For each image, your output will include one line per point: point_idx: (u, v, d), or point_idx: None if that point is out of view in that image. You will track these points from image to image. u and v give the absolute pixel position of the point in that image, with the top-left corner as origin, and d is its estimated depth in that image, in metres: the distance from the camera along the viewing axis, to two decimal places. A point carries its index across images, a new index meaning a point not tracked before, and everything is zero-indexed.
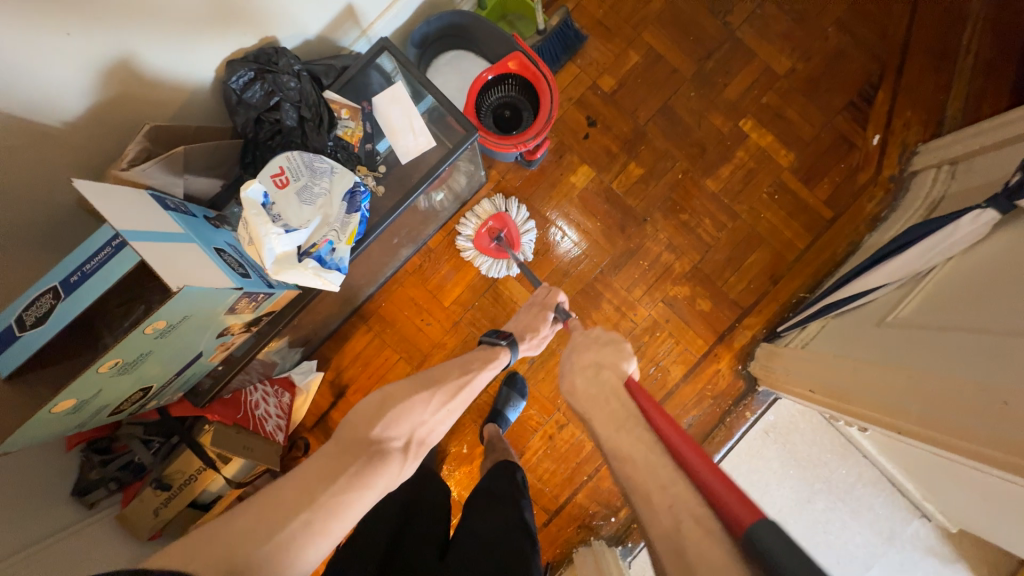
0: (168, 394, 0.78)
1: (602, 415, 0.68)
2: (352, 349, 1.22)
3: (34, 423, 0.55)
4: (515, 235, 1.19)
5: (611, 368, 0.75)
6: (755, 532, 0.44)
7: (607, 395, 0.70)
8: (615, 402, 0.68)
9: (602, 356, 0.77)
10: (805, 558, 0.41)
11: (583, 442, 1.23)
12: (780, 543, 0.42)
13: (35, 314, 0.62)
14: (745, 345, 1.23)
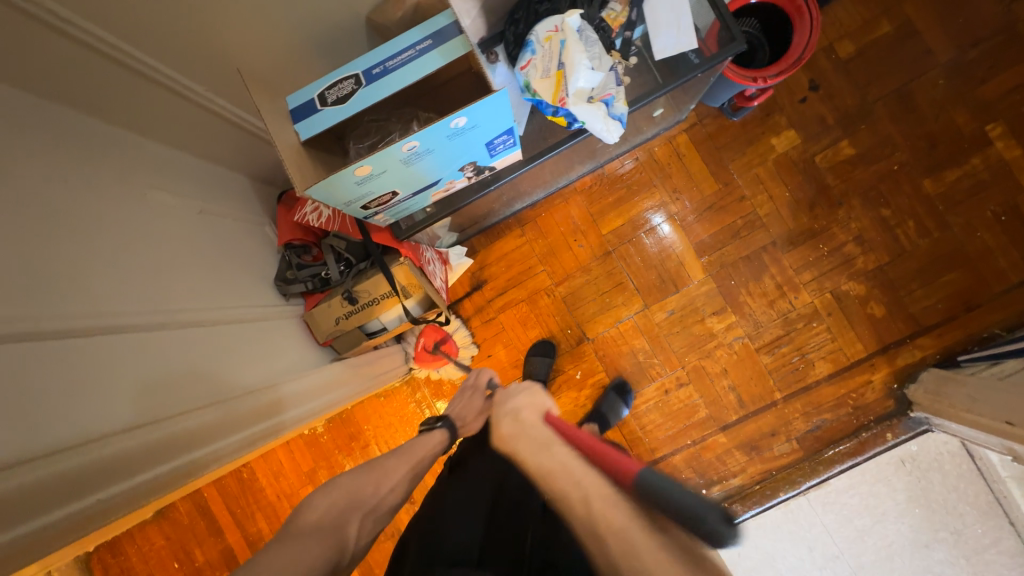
0: (389, 215, 0.82)
1: (512, 433, 0.61)
2: (501, 249, 1.26)
3: (334, 179, 0.60)
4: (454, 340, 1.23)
5: (530, 390, 0.68)
6: (636, 478, 0.47)
7: (512, 416, 0.63)
8: (529, 417, 0.62)
9: (507, 379, 0.76)
10: (679, 482, 0.46)
11: (697, 408, 1.19)
12: (654, 484, 0.46)
13: (336, 94, 0.67)
14: (909, 365, 1.12)
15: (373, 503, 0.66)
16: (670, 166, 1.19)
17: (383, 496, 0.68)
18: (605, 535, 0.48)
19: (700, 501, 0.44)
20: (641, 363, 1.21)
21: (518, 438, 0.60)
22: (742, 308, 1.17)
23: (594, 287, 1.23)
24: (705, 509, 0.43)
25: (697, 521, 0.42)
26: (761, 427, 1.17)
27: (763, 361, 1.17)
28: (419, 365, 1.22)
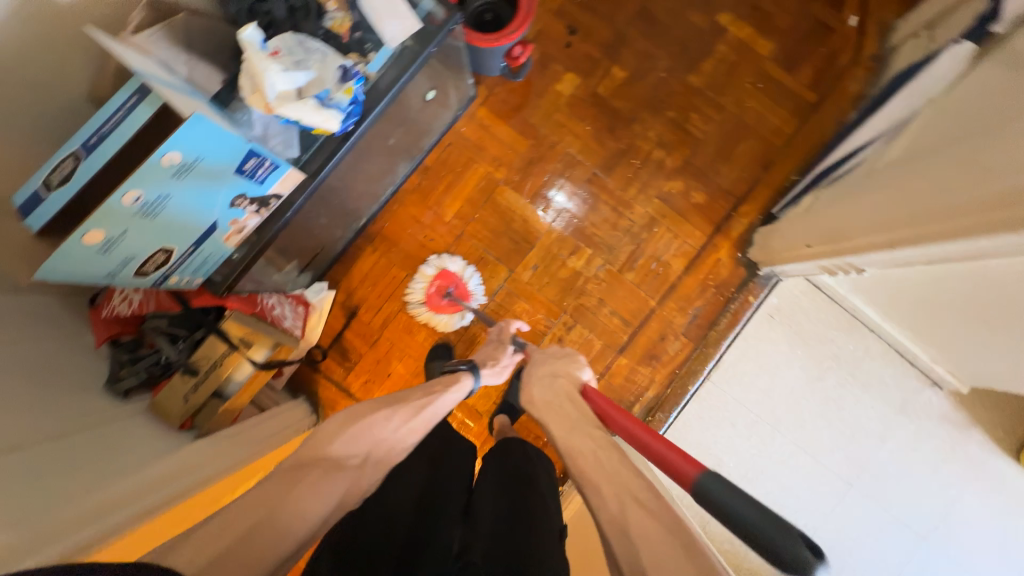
0: (186, 274, 0.79)
1: (557, 417, 0.72)
2: (360, 270, 1.26)
3: (64, 252, 0.58)
4: (462, 287, 1.24)
5: (564, 376, 0.82)
6: (698, 485, 0.56)
7: (563, 398, 0.76)
8: (569, 405, 0.74)
9: (556, 367, 0.84)
10: (749, 501, 0.52)
11: (592, 342, 1.25)
12: (722, 488, 0.54)
13: (59, 177, 0.66)
14: (743, 233, 1.24)
15: (383, 455, 0.67)
16: (482, 139, 1.26)
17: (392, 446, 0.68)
18: (636, 541, 0.52)
19: (774, 529, 0.49)
20: (527, 323, 1.25)
21: (552, 410, 0.75)
22: (594, 240, 1.25)
23: (459, 272, 1.26)
24: (758, 519, 0.50)
25: (776, 549, 0.49)
26: (651, 336, 1.25)
27: (629, 277, 1.25)
28: (426, 308, 1.24)
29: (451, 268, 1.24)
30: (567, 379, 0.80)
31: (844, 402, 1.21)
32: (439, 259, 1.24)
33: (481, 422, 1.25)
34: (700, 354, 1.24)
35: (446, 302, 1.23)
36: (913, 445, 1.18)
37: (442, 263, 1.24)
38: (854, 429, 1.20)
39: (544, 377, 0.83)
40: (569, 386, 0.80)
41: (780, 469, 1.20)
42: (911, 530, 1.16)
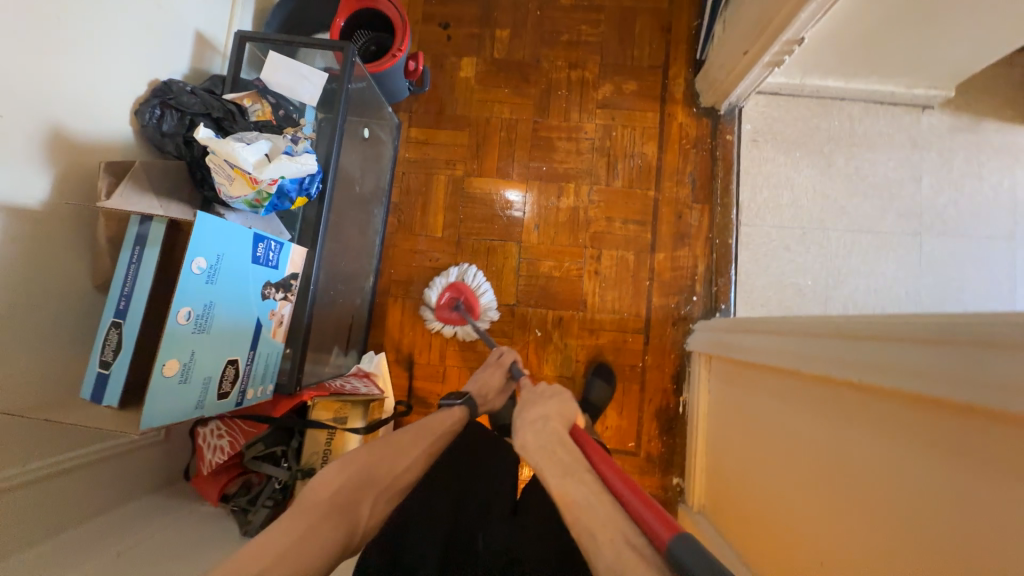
0: (259, 383, 0.81)
1: (547, 462, 0.63)
2: (394, 322, 1.28)
3: (151, 393, 0.59)
4: (474, 301, 1.23)
5: (556, 419, 0.72)
6: (671, 555, 0.46)
7: (555, 440, 0.67)
8: (563, 451, 0.65)
9: (547, 408, 0.74)
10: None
11: (624, 257, 1.27)
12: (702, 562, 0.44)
13: (111, 350, 0.68)
14: (686, 91, 1.30)
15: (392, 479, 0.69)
16: (428, 153, 1.32)
17: (399, 475, 0.70)
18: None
19: None
20: (561, 276, 1.27)
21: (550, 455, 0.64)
22: (571, 173, 1.29)
23: (477, 271, 1.29)
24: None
25: None
26: (670, 220, 1.28)
27: (620, 185, 1.29)
28: (438, 319, 1.24)
29: (461, 280, 1.24)
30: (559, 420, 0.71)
31: (864, 170, 1.23)
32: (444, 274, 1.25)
33: (577, 384, 1.25)
34: (718, 208, 1.27)
35: (456, 314, 1.24)
36: (946, 169, 1.22)
37: (451, 277, 1.24)
38: (888, 186, 1.22)
39: (525, 420, 0.72)
40: (558, 428, 0.71)
41: (852, 260, 1.21)
42: (993, 238, 1.18)
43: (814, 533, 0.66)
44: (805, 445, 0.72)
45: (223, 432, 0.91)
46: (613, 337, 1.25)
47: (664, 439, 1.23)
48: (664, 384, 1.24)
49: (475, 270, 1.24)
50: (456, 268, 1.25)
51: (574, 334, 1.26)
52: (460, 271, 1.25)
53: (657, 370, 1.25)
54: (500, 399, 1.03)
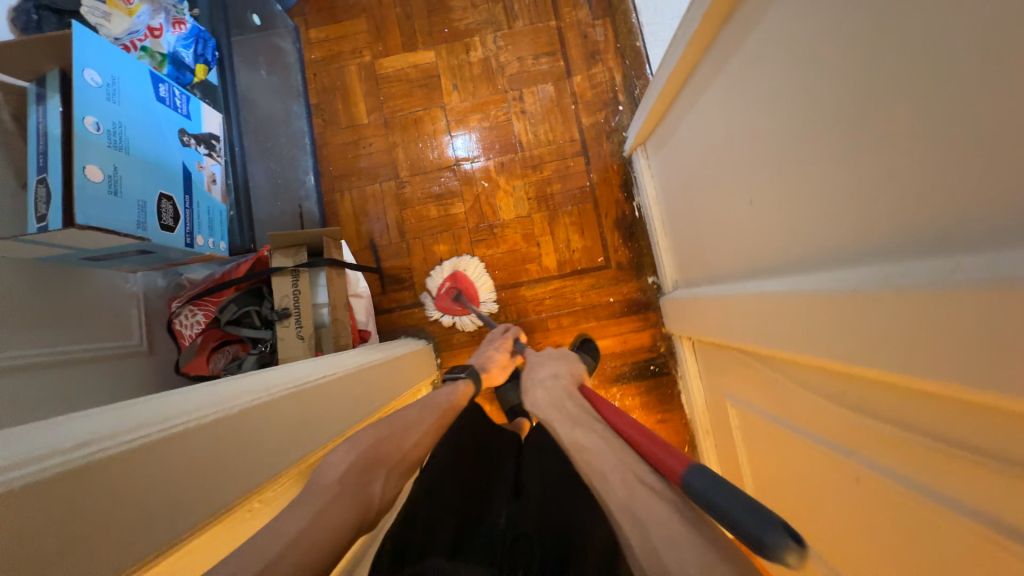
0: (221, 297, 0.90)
1: (558, 415, 0.71)
2: (349, 214, 1.30)
3: (80, 192, 0.61)
4: (473, 292, 1.26)
5: (563, 381, 0.83)
6: (688, 484, 0.49)
7: (564, 398, 0.76)
8: (571, 406, 0.73)
9: (558, 369, 0.88)
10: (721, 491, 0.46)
11: (544, 90, 1.30)
12: (710, 472, 0.48)
13: (42, 204, 0.65)
14: None
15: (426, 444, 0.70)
16: (333, 49, 1.34)
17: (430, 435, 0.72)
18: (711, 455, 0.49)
19: (754, 518, 0.43)
20: (490, 125, 1.30)
21: (553, 406, 0.74)
22: (470, 28, 1.32)
23: (412, 145, 1.31)
24: (763, 525, 0.42)
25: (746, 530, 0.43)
26: (577, 42, 1.31)
27: (521, 25, 1.31)
28: (439, 309, 1.26)
29: (456, 275, 1.26)
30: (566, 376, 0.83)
31: None
32: (454, 262, 1.27)
33: (535, 220, 1.29)
34: (619, 18, 1.30)
35: (455, 303, 1.25)
36: None
37: (456, 267, 1.27)
38: None
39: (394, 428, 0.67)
40: (568, 388, 0.80)
41: None
42: None
43: (756, 176, 0.71)
44: (728, 115, 0.76)
45: (196, 310, 0.91)
46: (556, 167, 1.29)
47: (628, 246, 1.28)
48: (615, 196, 1.28)
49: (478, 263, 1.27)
50: (452, 260, 1.28)
51: (522, 176, 1.29)
52: (455, 262, 1.28)
53: (605, 185, 1.28)
54: (497, 377, 1.06)
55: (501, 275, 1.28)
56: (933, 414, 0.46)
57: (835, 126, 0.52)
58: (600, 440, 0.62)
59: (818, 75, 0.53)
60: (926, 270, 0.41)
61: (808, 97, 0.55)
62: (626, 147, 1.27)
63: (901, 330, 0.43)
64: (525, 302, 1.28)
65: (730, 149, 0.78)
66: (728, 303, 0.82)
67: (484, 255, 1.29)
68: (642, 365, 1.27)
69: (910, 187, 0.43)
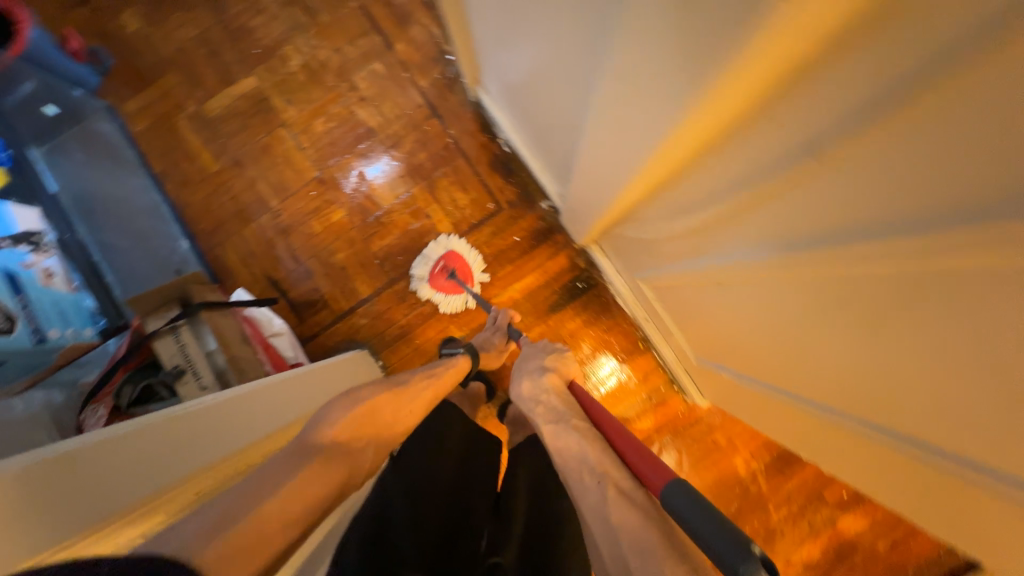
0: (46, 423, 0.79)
1: (543, 411, 0.74)
2: (239, 262, 1.27)
3: None
4: (466, 271, 1.25)
5: (552, 373, 0.83)
6: (667, 502, 0.49)
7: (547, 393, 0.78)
8: (560, 406, 0.74)
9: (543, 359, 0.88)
10: (699, 509, 0.46)
11: (373, 69, 1.29)
12: (692, 488, 0.49)
13: None
14: None
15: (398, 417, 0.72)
16: (156, 113, 1.30)
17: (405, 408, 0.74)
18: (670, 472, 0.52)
19: (726, 540, 0.42)
20: (336, 124, 1.29)
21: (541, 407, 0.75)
22: (278, 41, 1.29)
23: (272, 173, 1.29)
24: (734, 549, 0.41)
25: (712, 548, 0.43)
26: (384, 12, 1.29)
27: (325, 19, 1.29)
28: (434, 287, 1.25)
29: (455, 252, 1.25)
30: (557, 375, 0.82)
31: None
32: (445, 240, 1.25)
33: (417, 194, 1.28)
34: None
35: (450, 281, 1.25)
36: None
37: (445, 245, 1.25)
38: None
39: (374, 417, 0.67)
40: (556, 381, 0.81)
41: None
42: None
43: (535, 46, 0.70)
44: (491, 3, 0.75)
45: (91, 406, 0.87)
46: (414, 138, 1.28)
47: (511, 183, 1.28)
48: (480, 141, 1.28)
49: (453, 237, 1.25)
50: (441, 237, 1.26)
51: (390, 160, 1.29)
52: (443, 239, 1.26)
53: (467, 135, 1.28)
54: (494, 361, 1.07)
55: (407, 258, 1.28)
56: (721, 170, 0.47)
57: None
58: (587, 445, 0.63)
59: None
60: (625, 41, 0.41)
61: None
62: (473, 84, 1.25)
63: (652, 103, 0.43)
64: (438, 273, 1.28)
65: (512, 35, 0.77)
66: (584, 179, 0.82)
67: (383, 247, 1.28)
68: (570, 285, 1.28)
69: None
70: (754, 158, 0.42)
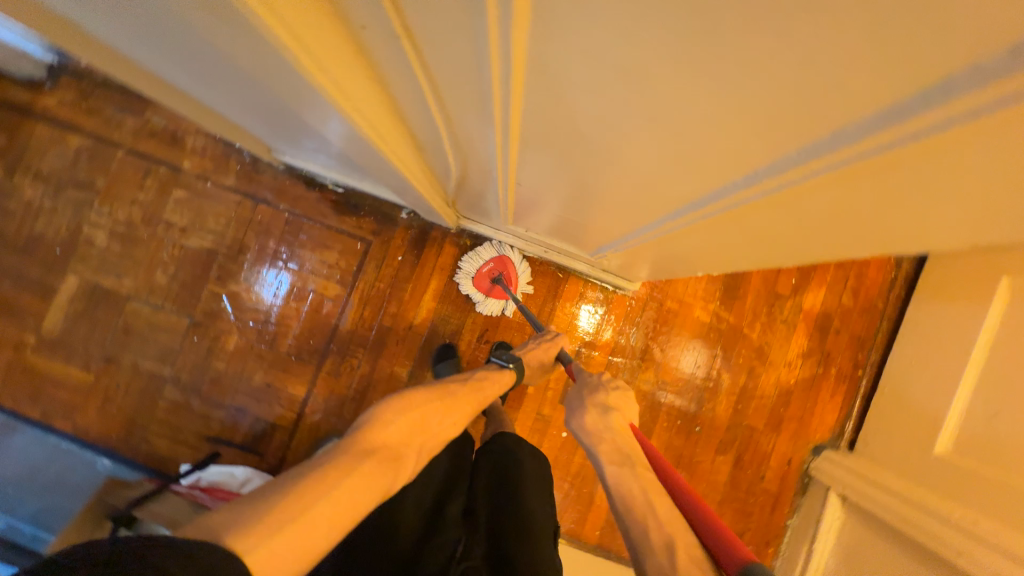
0: None
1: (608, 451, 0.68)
2: (171, 442, 1.21)
3: None
4: (512, 278, 1.23)
5: (616, 412, 0.75)
6: None
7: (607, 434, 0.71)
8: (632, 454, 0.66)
9: (596, 392, 0.80)
10: None
11: (179, 199, 1.25)
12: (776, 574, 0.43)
13: None
14: (21, 88, 1.23)
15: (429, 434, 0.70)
16: (3, 365, 1.22)
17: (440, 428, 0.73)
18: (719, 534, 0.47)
19: None
20: (180, 266, 1.25)
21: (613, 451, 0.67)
22: (75, 229, 1.24)
23: (150, 345, 1.24)
24: None
25: None
26: (155, 143, 1.25)
27: (104, 184, 1.24)
28: (477, 292, 1.25)
29: (512, 263, 1.24)
30: (617, 409, 0.75)
31: None
32: (495, 245, 1.24)
33: (290, 278, 1.27)
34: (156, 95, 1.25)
35: (495, 287, 1.24)
36: None
37: (497, 251, 1.23)
38: None
39: (426, 428, 0.70)
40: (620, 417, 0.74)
41: None
42: None
43: (260, 95, 0.71)
44: (208, 76, 0.75)
45: None
46: (257, 233, 1.27)
47: (364, 217, 1.28)
48: (315, 199, 1.27)
49: (515, 248, 1.23)
50: (493, 243, 1.24)
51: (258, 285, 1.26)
52: (500, 244, 1.24)
53: (299, 201, 1.27)
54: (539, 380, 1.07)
55: (319, 337, 1.26)
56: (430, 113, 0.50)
57: (160, 37, 0.52)
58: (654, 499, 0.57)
59: (110, 11, 0.53)
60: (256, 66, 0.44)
61: (141, 28, 0.55)
62: (271, 153, 1.23)
63: (312, 100, 0.46)
64: (354, 331, 1.26)
65: (245, 94, 0.78)
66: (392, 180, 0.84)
67: (291, 343, 1.26)
68: None
69: (183, 34, 0.45)
70: (420, 93, 0.45)
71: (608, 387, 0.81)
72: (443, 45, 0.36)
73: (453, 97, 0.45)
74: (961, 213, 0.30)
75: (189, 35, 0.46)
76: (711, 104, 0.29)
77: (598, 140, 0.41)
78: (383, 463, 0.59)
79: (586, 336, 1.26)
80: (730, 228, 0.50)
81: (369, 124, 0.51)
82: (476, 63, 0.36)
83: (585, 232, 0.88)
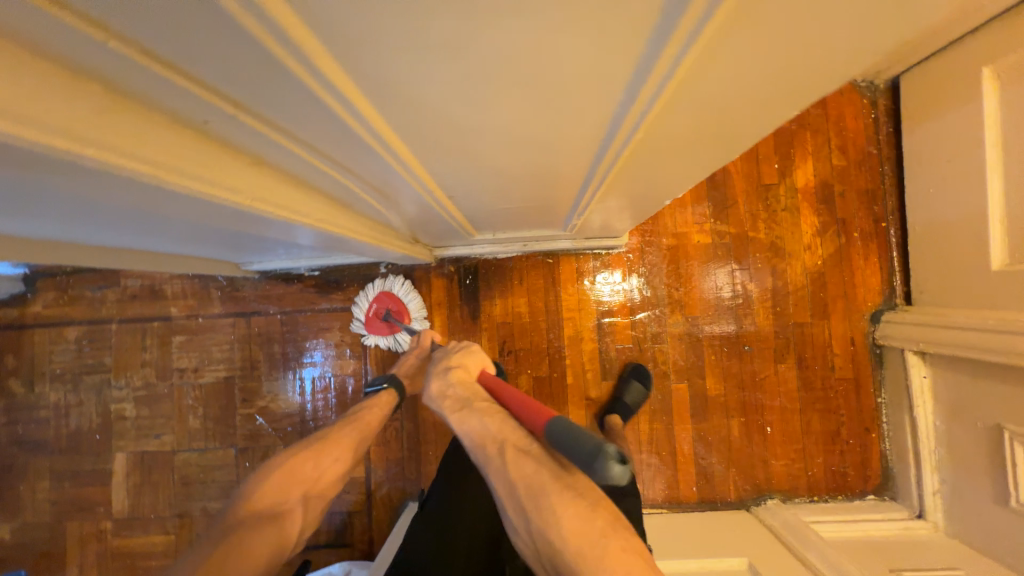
0: None
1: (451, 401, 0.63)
2: None
3: None
4: (402, 308, 1.22)
5: (457, 368, 0.67)
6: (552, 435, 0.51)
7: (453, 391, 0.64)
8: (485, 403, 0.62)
9: (456, 357, 0.70)
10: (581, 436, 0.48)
11: (181, 344, 1.29)
12: (570, 425, 0.50)
13: None
14: (9, 308, 1.29)
15: (312, 482, 0.74)
16: (95, 558, 1.27)
17: (319, 480, 0.75)
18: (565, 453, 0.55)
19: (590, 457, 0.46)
20: (207, 403, 1.29)
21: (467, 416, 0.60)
22: (104, 410, 1.29)
23: (211, 486, 1.27)
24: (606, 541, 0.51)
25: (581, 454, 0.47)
26: (138, 304, 1.30)
27: (112, 359, 1.29)
28: (371, 333, 1.23)
29: (392, 291, 1.23)
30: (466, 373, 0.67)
31: None
32: (382, 283, 1.24)
33: (307, 372, 1.28)
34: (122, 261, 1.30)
35: (384, 325, 1.21)
36: None
37: (383, 287, 1.24)
38: None
39: (302, 477, 0.73)
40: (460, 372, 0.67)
41: None
42: None
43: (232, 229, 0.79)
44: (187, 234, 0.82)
45: None
46: (260, 344, 1.29)
47: (348, 287, 1.29)
48: (297, 290, 1.29)
49: (404, 281, 1.23)
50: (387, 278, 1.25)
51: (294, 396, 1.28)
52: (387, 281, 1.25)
53: (284, 298, 1.29)
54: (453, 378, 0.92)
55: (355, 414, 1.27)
56: (361, 187, 0.58)
57: (136, 223, 0.60)
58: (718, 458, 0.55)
59: (94, 224, 0.61)
60: (215, 219, 0.52)
61: (121, 224, 0.63)
62: (241, 266, 1.26)
63: (268, 222, 0.54)
64: None
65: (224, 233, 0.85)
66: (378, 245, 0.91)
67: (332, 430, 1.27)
68: (463, 288, 1.26)
69: (152, 216, 0.53)
70: (346, 176, 0.53)
71: (455, 350, 0.73)
72: (294, 110, 0.34)
73: (338, 147, 0.43)
74: (850, 19, 0.27)
75: (157, 216, 0.55)
76: (559, 59, 0.30)
77: (504, 144, 0.46)
78: (263, 525, 0.65)
79: (608, 301, 1.23)
80: (663, 147, 0.49)
81: (311, 219, 0.57)
82: (328, 109, 0.34)
83: (548, 208, 0.86)
